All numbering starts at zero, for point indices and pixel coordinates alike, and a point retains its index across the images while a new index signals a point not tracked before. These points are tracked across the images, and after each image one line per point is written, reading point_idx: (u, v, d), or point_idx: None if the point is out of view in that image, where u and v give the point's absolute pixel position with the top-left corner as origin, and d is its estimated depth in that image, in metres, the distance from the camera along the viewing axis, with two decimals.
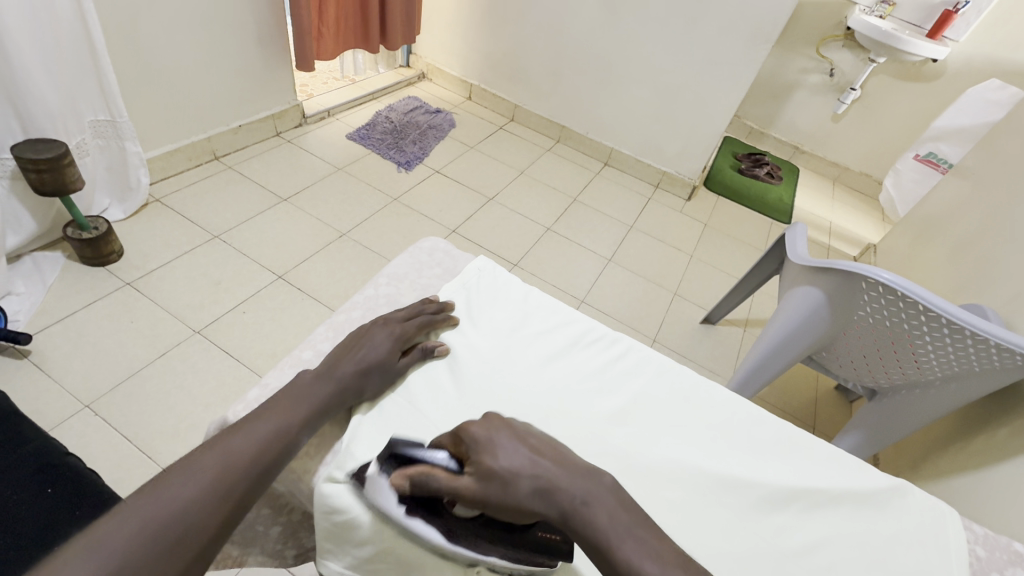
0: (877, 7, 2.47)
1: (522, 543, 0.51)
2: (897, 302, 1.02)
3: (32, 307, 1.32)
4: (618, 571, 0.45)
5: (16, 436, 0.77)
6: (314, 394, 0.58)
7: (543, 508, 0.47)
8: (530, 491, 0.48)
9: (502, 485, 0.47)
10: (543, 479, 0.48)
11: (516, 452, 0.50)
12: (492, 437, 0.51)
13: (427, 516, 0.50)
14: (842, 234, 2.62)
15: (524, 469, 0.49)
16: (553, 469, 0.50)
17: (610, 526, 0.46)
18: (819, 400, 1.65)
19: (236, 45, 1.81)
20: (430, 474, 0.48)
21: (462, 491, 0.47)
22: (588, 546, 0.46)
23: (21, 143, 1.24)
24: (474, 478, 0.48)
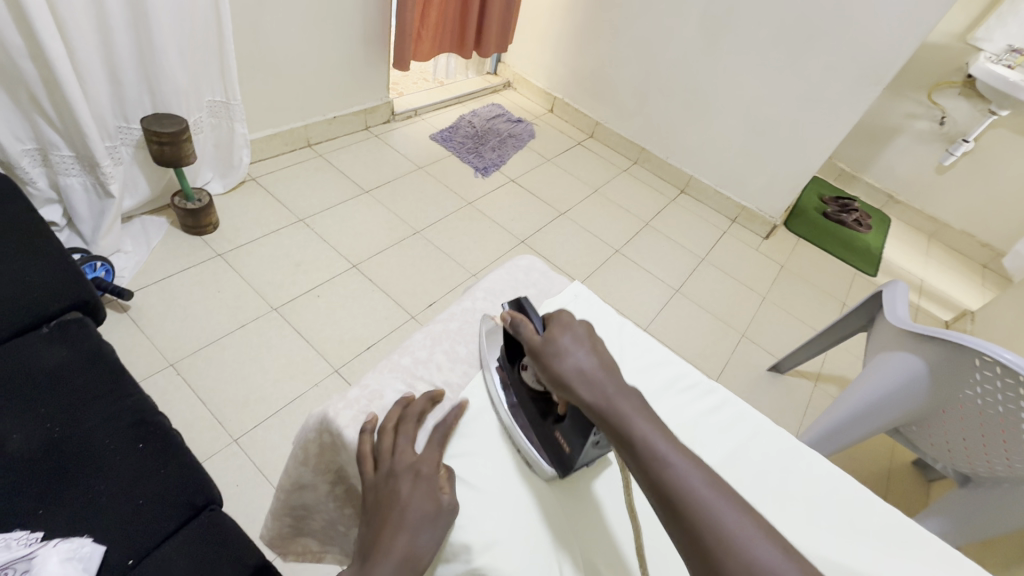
0: (1006, 56, 2.29)
1: (546, 435, 0.54)
2: (1017, 387, 0.92)
3: (135, 266, 1.43)
4: (623, 439, 0.42)
5: (118, 389, 0.83)
6: (422, 494, 0.48)
7: (577, 387, 0.46)
8: (574, 369, 0.47)
9: (553, 350, 0.49)
10: (587, 365, 0.47)
11: (581, 340, 0.50)
12: (575, 323, 0.52)
13: (507, 371, 0.60)
14: (935, 295, 2.41)
15: (577, 352, 0.49)
16: (601, 364, 0.48)
17: (632, 411, 0.44)
18: (894, 473, 1.52)
19: (343, 43, 1.91)
20: (518, 321, 0.54)
21: (529, 342, 0.52)
22: (605, 427, 0.44)
23: (150, 116, 1.35)
24: (539, 338, 0.51)
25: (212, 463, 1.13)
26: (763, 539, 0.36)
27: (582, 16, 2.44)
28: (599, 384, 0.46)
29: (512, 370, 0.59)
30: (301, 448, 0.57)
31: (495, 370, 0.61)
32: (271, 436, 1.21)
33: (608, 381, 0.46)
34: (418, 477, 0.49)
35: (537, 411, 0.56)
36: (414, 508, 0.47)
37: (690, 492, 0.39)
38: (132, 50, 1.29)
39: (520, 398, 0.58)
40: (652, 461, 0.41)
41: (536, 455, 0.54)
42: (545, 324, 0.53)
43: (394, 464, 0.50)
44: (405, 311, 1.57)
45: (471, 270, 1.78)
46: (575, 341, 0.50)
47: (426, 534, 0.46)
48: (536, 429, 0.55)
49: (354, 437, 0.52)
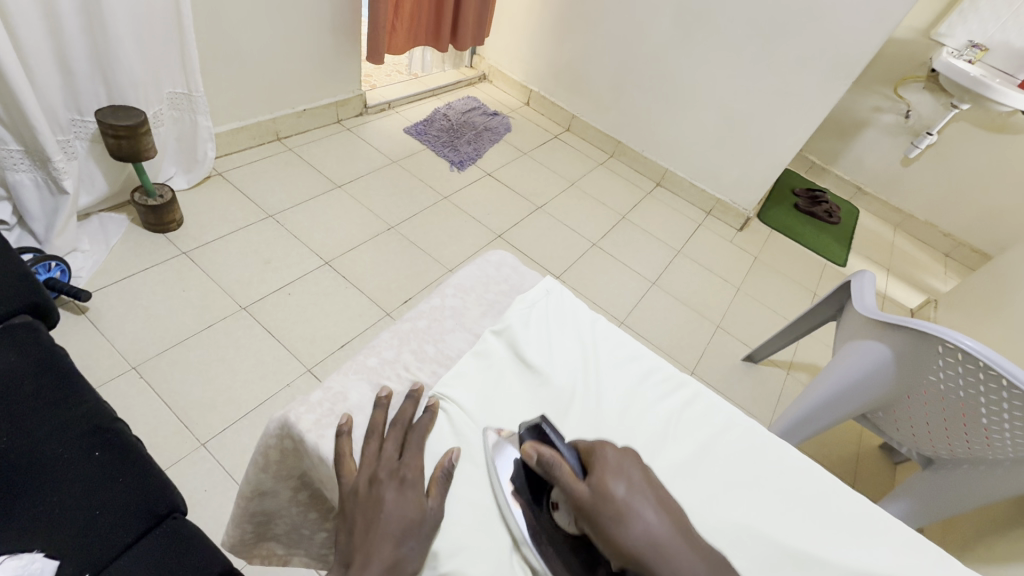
0: (967, 51, 2.35)
1: None
2: (976, 372, 0.95)
3: (94, 265, 1.37)
4: None
5: (71, 396, 0.79)
6: (406, 505, 0.46)
7: (655, 566, 0.41)
8: (646, 536, 0.42)
9: (616, 512, 0.43)
10: (658, 529, 0.43)
11: (638, 489, 0.46)
12: (622, 465, 0.47)
13: (530, 509, 0.49)
14: (901, 284, 2.49)
15: (643, 512, 0.44)
16: (669, 524, 0.44)
17: None
18: (861, 457, 1.57)
19: (312, 33, 1.85)
20: (560, 462, 0.47)
21: (577, 493, 0.45)
22: None
23: (105, 108, 1.29)
24: (592, 488, 0.45)
25: (178, 468, 1.09)
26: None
27: (556, 8, 2.43)
28: (679, 558, 0.42)
29: (538, 512, 0.49)
30: (261, 454, 0.55)
31: (512, 508, 0.49)
32: (241, 438, 1.18)
33: (686, 550, 0.42)
34: (403, 483, 0.47)
35: (581, 562, 0.47)
36: (401, 518, 0.45)
37: None
38: (83, 38, 1.23)
39: (549, 541, 0.48)
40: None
41: None
42: (585, 463, 0.48)
43: (378, 469, 0.48)
44: (379, 307, 1.55)
45: (447, 265, 1.76)
46: (634, 492, 0.45)
47: (409, 544, 0.44)
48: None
49: (316, 441, 0.50)
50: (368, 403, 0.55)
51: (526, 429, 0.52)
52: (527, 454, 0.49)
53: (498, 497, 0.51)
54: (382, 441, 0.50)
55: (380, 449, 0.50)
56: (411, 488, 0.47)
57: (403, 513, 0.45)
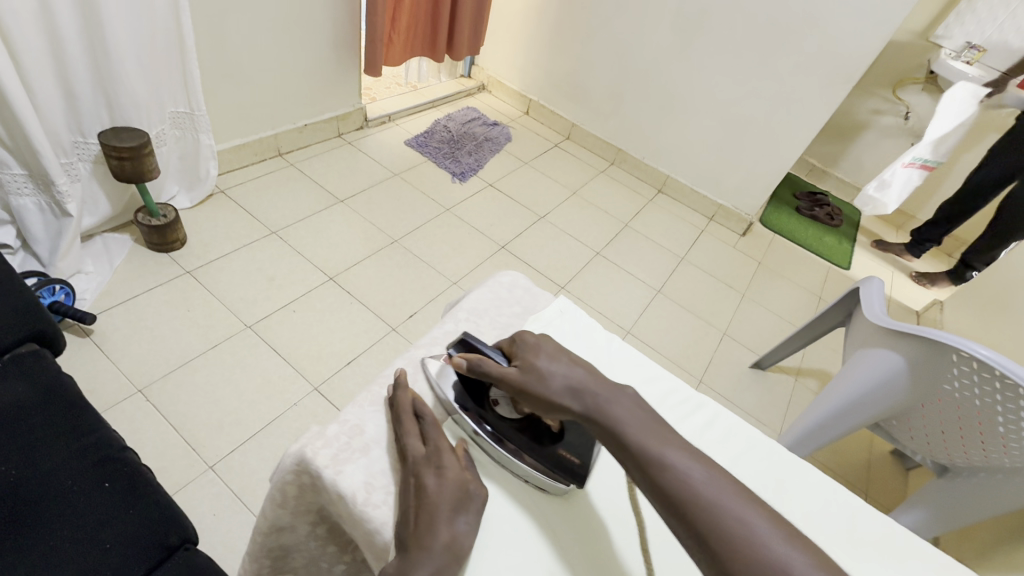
0: (965, 52, 2.34)
1: (547, 456, 0.55)
2: (992, 380, 0.93)
3: (98, 287, 1.36)
4: (623, 443, 0.46)
5: (80, 425, 0.78)
6: (447, 488, 0.48)
7: (569, 402, 0.49)
8: (561, 385, 0.50)
9: (538, 377, 0.51)
10: (574, 379, 0.50)
11: (556, 358, 0.53)
12: (540, 344, 0.55)
13: (475, 411, 0.56)
14: (906, 286, 2.48)
15: (556, 369, 0.51)
16: (587, 374, 0.51)
17: (629, 419, 0.47)
18: (874, 464, 1.55)
19: (311, 48, 1.86)
20: (484, 360, 0.54)
21: (505, 376, 0.52)
22: (607, 435, 0.47)
23: (108, 130, 1.29)
24: (518, 368, 0.52)
25: (188, 493, 1.08)
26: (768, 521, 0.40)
27: (554, 17, 2.44)
28: (587, 396, 0.49)
29: (481, 412, 0.57)
30: (278, 490, 0.54)
31: (458, 410, 0.57)
32: (249, 460, 1.17)
33: (598, 389, 0.50)
34: (440, 468, 0.49)
35: (530, 436, 0.56)
36: (448, 497, 0.47)
37: (693, 487, 0.41)
38: (87, 61, 1.23)
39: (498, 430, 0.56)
40: (651, 461, 0.44)
41: (545, 477, 0.54)
42: (510, 354, 0.55)
43: (415, 460, 0.50)
44: (384, 323, 1.54)
45: (452, 278, 1.75)
46: (550, 359, 0.52)
47: (460, 520, 0.46)
48: (532, 453, 0.55)
49: (335, 478, 0.49)
50: (386, 435, 0.54)
51: (455, 346, 0.59)
52: (457, 364, 0.56)
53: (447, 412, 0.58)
54: (409, 432, 0.53)
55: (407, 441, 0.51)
56: (449, 470, 0.49)
57: (444, 494, 0.47)
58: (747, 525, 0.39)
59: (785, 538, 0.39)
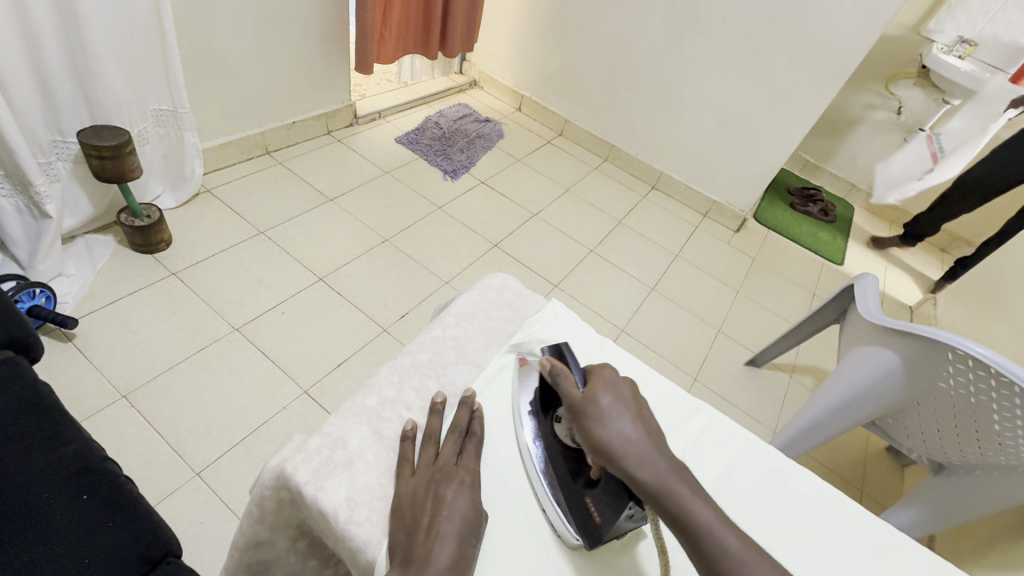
0: (956, 46, 2.35)
1: (575, 498, 0.52)
2: (987, 378, 0.93)
3: (80, 290, 1.33)
4: (679, 520, 0.42)
5: (56, 435, 0.76)
6: (465, 505, 0.47)
7: (621, 459, 0.45)
8: (619, 439, 0.46)
9: (597, 416, 0.48)
10: (632, 435, 0.46)
11: (623, 403, 0.49)
12: (616, 383, 0.52)
13: (541, 420, 0.57)
14: (899, 281, 2.48)
15: (620, 419, 0.48)
16: (646, 433, 0.47)
17: (689, 493, 0.44)
18: (869, 461, 1.55)
19: (299, 44, 1.82)
20: (563, 377, 0.53)
21: (572, 402, 0.51)
22: (658, 505, 0.43)
23: (87, 129, 1.25)
24: (583, 398, 0.50)
25: (173, 500, 1.06)
26: None
27: (546, 12, 2.41)
28: (646, 456, 0.45)
29: (544, 422, 0.57)
30: (257, 506, 0.52)
31: (524, 417, 0.58)
32: (237, 466, 1.14)
33: (655, 451, 0.46)
34: (463, 485, 0.49)
35: (568, 470, 0.53)
36: (471, 517, 0.47)
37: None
38: (63, 57, 1.19)
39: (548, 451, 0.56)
40: (711, 546, 0.41)
41: (563, 519, 0.52)
42: (586, 378, 0.53)
43: (436, 471, 0.50)
44: (375, 324, 1.52)
45: (444, 278, 1.73)
46: (617, 404, 0.49)
47: (469, 543, 0.45)
48: (564, 489, 0.53)
49: (316, 493, 0.48)
50: (369, 448, 0.52)
51: (550, 352, 0.60)
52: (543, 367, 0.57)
53: (514, 411, 0.60)
54: (442, 444, 0.53)
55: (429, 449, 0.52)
56: (472, 489, 0.49)
57: (464, 510, 0.47)
58: None
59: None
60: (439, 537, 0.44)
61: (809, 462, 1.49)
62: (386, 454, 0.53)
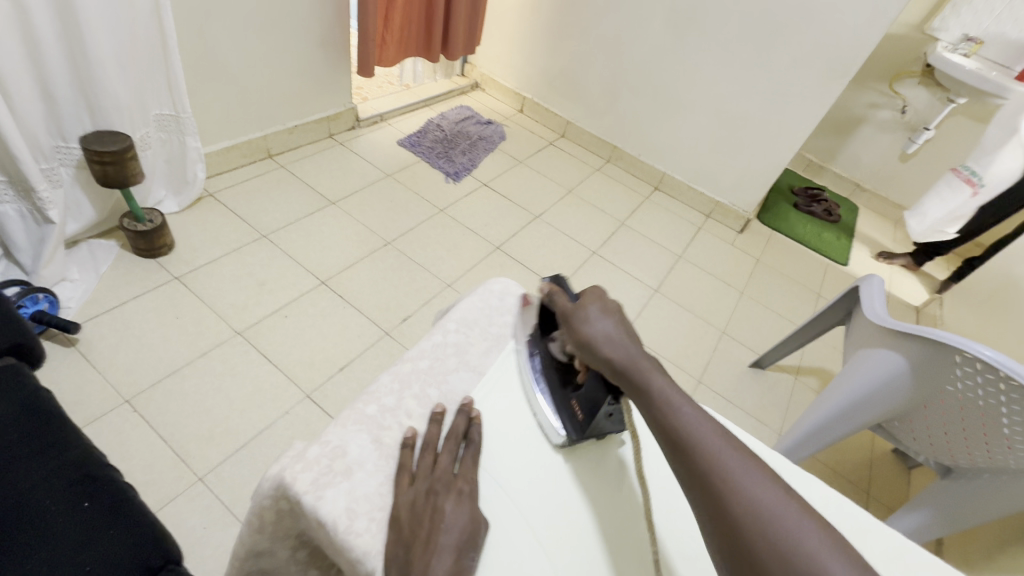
0: (962, 45, 2.32)
1: (564, 399, 0.60)
2: (997, 382, 0.91)
3: (83, 295, 1.33)
4: (640, 389, 0.47)
5: (59, 441, 0.75)
6: (461, 518, 0.48)
7: (599, 348, 0.51)
8: (600, 333, 0.52)
9: (578, 317, 0.55)
10: (611, 330, 0.52)
11: (607, 308, 0.55)
12: (604, 296, 0.57)
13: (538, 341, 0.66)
14: (904, 282, 2.46)
15: (602, 318, 0.54)
16: (624, 331, 0.53)
17: (652, 371, 0.48)
18: (875, 462, 1.54)
19: (300, 48, 1.82)
20: (556, 295, 0.61)
21: (563, 310, 0.58)
22: (625, 381, 0.48)
23: (89, 134, 1.25)
24: (570, 306, 0.57)
25: (177, 505, 1.06)
26: (769, 484, 0.40)
27: (547, 14, 2.41)
28: (621, 344, 0.51)
29: (540, 342, 0.66)
30: (256, 515, 0.51)
31: (523, 340, 0.67)
32: (239, 471, 1.14)
33: (630, 343, 0.51)
34: (461, 495, 0.49)
35: (559, 378, 0.61)
36: (468, 529, 0.48)
37: (701, 440, 0.42)
38: (64, 62, 1.19)
39: (543, 364, 0.64)
40: (664, 407, 0.45)
41: (550, 417, 0.60)
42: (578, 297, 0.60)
43: (434, 481, 0.50)
44: (378, 327, 1.51)
45: (446, 280, 1.73)
46: (602, 309, 0.55)
47: (467, 556, 0.46)
48: (555, 392, 0.61)
49: (315, 504, 0.47)
50: (369, 457, 0.52)
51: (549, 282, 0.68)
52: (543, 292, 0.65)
53: (516, 336, 0.69)
54: (439, 452, 0.53)
55: (426, 459, 0.52)
56: (470, 499, 0.50)
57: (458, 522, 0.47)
58: (742, 480, 0.40)
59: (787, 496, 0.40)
60: (436, 552, 0.45)
61: (814, 464, 1.48)
62: (386, 465, 0.52)
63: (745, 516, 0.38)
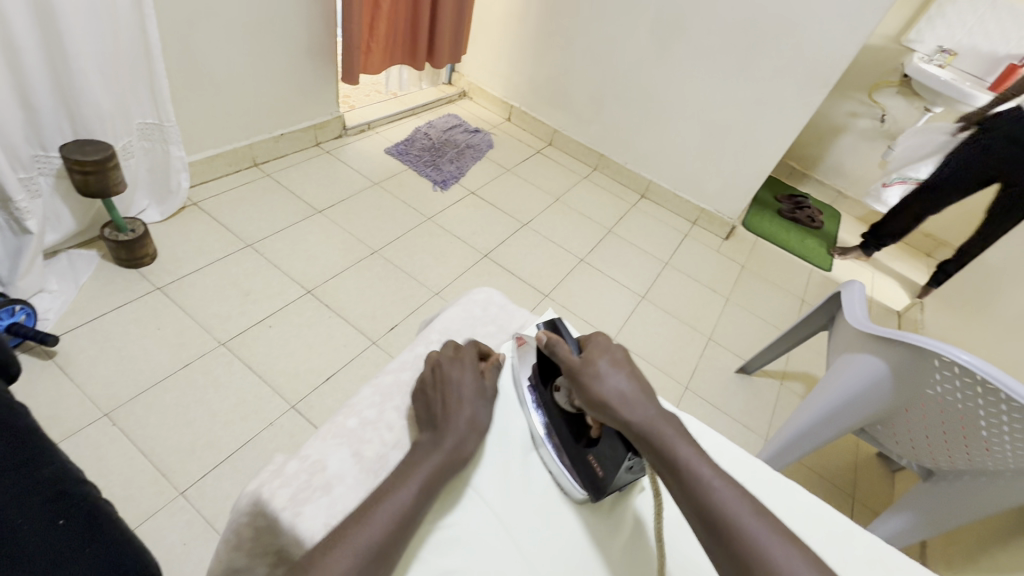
0: (937, 56, 2.38)
1: (580, 457, 0.58)
2: (974, 386, 0.93)
3: (62, 305, 1.31)
4: (665, 456, 0.48)
5: (33, 456, 0.74)
6: (426, 462, 0.52)
7: (617, 409, 0.52)
8: (614, 393, 0.53)
9: (592, 376, 0.55)
10: (627, 390, 0.53)
11: (618, 364, 0.56)
12: (610, 347, 0.59)
13: (542, 390, 0.64)
14: (886, 287, 2.51)
15: (614, 376, 0.55)
16: (638, 388, 0.54)
17: (675, 435, 0.50)
18: (860, 466, 1.56)
19: (286, 56, 1.82)
20: (557, 345, 0.59)
21: (570, 365, 0.57)
22: (647, 446, 0.50)
23: (70, 143, 1.24)
24: (580, 362, 0.57)
25: (157, 520, 1.04)
26: (799, 558, 0.42)
27: (533, 24, 2.43)
28: (639, 407, 0.52)
29: (544, 392, 0.64)
30: (234, 531, 0.51)
31: (528, 389, 0.66)
32: (222, 485, 1.12)
33: (648, 404, 0.52)
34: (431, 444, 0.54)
35: (570, 433, 0.60)
36: (434, 477, 0.51)
37: (731, 513, 0.44)
38: (45, 71, 1.18)
39: (553, 417, 0.63)
40: (691, 478, 0.46)
41: (571, 478, 0.59)
42: (581, 346, 0.60)
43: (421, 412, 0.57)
44: (364, 337, 1.50)
45: (433, 289, 1.72)
46: (613, 365, 0.56)
47: (423, 498, 0.49)
48: (570, 449, 0.60)
49: (293, 520, 0.47)
50: (348, 470, 0.53)
51: (543, 327, 0.66)
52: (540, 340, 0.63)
53: (517, 386, 0.67)
54: (426, 390, 0.59)
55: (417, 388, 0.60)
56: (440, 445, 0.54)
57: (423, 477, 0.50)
58: (775, 555, 0.42)
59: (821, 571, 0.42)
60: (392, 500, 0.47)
61: (800, 469, 1.49)
62: (364, 477, 0.53)
63: None
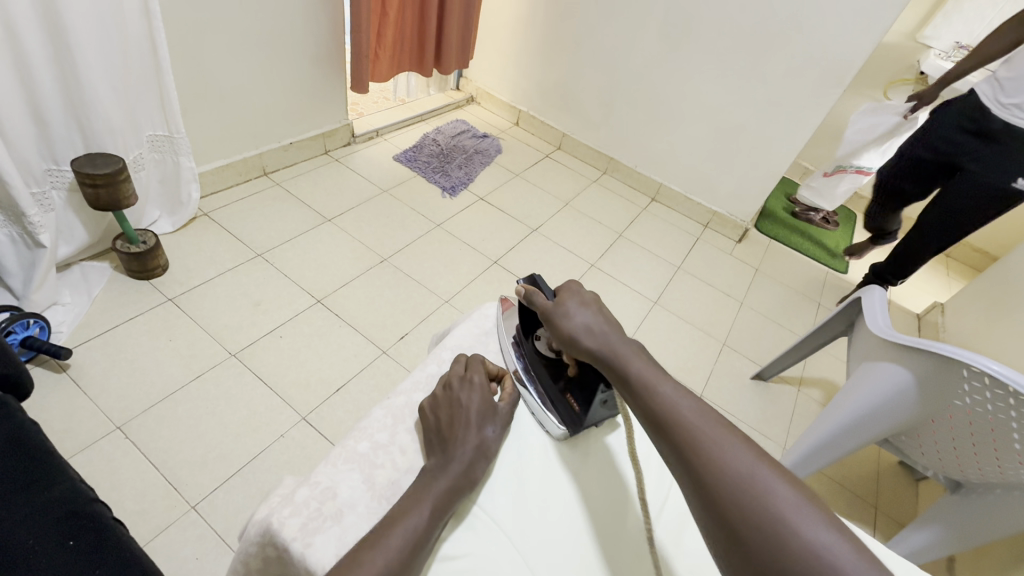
0: (954, 52, 2.32)
1: (556, 394, 0.65)
2: (1006, 398, 0.89)
3: (75, 318, 1.31)
4: (622, 374, 0.52)
5: (45, 476, 0.73)
6: (436, 487, 0.50)
7: (582, 340, 0.56)
8: (580, 325, 0.57)
9: (559, 313, 0.59)
10: (591, 322, 0.57)
11: (586, 303, 0.60)
12: (580, 291, 0.62)
13: (521, 340, 0.71)
14: (905, 289, 2.45)
15: (580, 312, 0.58)
16: (604, 321, 0.57)
17: (631, 355, 0.53)
18: (882, 474, 1.52)
19: (294, 66, 1.82)
20: (532, 293, 0.65)
21: (544, 308, 0.62)
22: (609, 368, 0.53)
23: (81, 157, 1.24)
24: (550, 304, 0.62)
25: (168, 535, 1.03)
26: (739, 444, 0.44)
27: (541, 28, 2.42)
28: (601, 334, 0.55)
29: (525, 341, 0.70)
30: (243, 558, 0.50)
31: (509, 341, 0.72)
32: (233, 498, 1.11)
33: (610, 332, 0.56)
34: (441, 469, 0.52)
35: (549, 376, 0.67)
36: (444, 501, 0.50)
37: (679, 413, 0.46)
38: (56, 86, 1.19)
39: (532, 364, 0.69)
40: (643, 388, 0.49)
41: (549, 415, 0.65)
42: (556, 293, 0.64)
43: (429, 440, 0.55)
44: (375, 346, 1.49)
45: (443, 296, 1.71)
46: (580, 304, 0.59)
47: (434, 520, 0.48)
48: (547, 389, 0.66)
49: (303, 551, 0.46)
50: (360, 498, 0.51)
51: (524, 280, 0.70)
52: (519, 292, 0.69)
53: (500, 338, 0.73)
54: (431, 415, 0.57)
55: (424, 419, 0.58)
56: (453, 468, 0.52)
57: (433, 500, 0.49)
58: (718, 444, 0.44)
59: (767, 465, 0.43)
60: (402, 524, 0.46)
61: (820, 478, 1.45)
62: (376, 504, 0.51)
63: (724, 484, 0.41)
